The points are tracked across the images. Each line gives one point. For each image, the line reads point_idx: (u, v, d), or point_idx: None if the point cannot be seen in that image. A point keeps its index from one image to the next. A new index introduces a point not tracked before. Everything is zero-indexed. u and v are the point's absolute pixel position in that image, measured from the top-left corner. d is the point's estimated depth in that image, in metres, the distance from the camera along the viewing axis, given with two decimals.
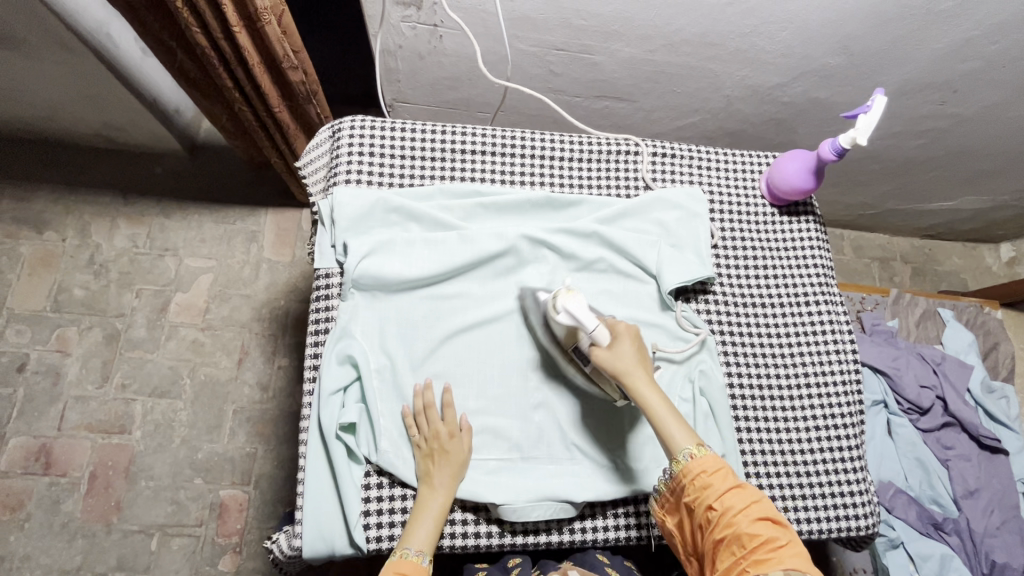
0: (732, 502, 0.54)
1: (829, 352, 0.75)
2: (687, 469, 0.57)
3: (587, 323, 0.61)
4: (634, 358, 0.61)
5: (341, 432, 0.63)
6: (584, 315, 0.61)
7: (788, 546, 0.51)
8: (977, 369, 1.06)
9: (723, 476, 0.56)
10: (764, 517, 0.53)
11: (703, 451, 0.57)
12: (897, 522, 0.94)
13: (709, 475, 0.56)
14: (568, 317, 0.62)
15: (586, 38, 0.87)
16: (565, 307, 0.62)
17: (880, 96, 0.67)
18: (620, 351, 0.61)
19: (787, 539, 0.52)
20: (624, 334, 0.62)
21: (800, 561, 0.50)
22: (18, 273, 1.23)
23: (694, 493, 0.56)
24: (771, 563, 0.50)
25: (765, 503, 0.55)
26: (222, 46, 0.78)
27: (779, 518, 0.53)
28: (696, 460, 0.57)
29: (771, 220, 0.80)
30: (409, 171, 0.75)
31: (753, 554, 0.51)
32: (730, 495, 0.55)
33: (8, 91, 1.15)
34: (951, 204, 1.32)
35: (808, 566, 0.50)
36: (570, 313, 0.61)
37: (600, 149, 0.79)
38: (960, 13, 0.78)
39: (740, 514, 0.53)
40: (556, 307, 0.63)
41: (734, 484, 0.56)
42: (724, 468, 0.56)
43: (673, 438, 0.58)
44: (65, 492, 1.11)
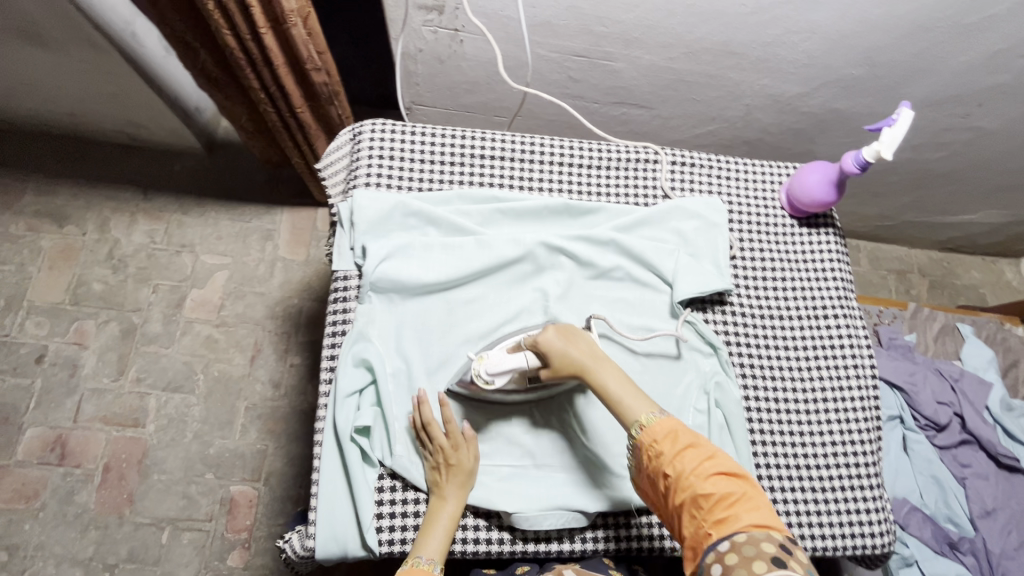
0: (685, 465, 0.54)
1: (847, 366, 0.75)
2: (641, 442, 0.57)
3: (517, 363, 0.61)
4: (566, 352, 0.60)
5: (356, 434, 0.64)
6: (507, 361, 0.62)
7: (744, 501, 0.52)
8: (996, 387, 1.05)
9: (673, 439, 0.56)
10: (717, 473, 0.53)
11: (652, 420, 0.57)
12: (912, 540, 0.93)
13: (661, 441, 0.56)
14: (501, 376, 0.62)
15: (606, 45, 0.86)
16: (489, 372, 0.62)
17: (907, 109, 0.67)
18: (555, 357, 0.60)
19: (742, 492, 0.53)
20: (549, 337, 0.61)
21: (756, 514, 0.51)
22: (39, 266, 1.25)
23: (649, 461, 0.56)
24: (729, 522, 0.51)
25: (719, 458, 0.55)
26: (250, 47, 0.79)
27: (732, 471, 0.54)
28: (646, 431, 0.57)
29: (791, 231, 0.80)
30: (427, 175, 0.75)
31: (711, 515, 0.51)
32: (682, 457, 0.54)
33: (34, 87, 1.17)
34: (972, 218, 1.30)
35: (764, 517, 0.51)
36: (498, 373, 0.62)
37: (619, 157, 0.79)
38: (990, 25, 0.77)
39: (693, 476, 0.53)
40: (485, 380, 0.62)
41: (685, 443, 0.55)
42: (675, 429, 0.56)
43: (625, 418, 0.59)
44: (79, 483, 1.12)
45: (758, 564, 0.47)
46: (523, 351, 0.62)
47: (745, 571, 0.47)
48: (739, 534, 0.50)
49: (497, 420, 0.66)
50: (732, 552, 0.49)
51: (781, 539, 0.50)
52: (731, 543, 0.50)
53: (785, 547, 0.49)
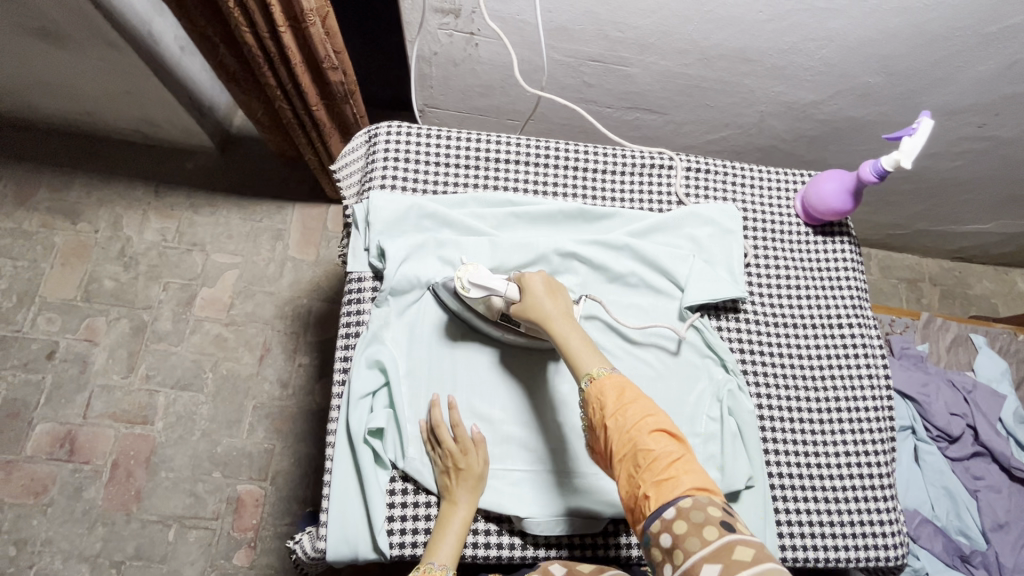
0: (626, 421, 0.52)
1: (861, 375, 0.74)
2: (588, 394, 0.55)
3: (496, 286, 0.62)
4: (541, 299, 0.60)
5: (368, 436, 0.64)
6: (490, 281, 0.62)
7: (685, 462, 0.51)
8: (1009, 399, 1.04)
9: (618, 393, 0.54)
10: (658, 431, 0.52)
11: (602, 374, 0.56)
12: (923, 552, 0.92)
13: (606, 394, 0.54)
14: (477, 289, 0.62)
15: (621, 50, 0.86)
16: (470, 280, 0.63)
17: (927, 119, 0.66)
18: (529, 294, 0.61)
19: (683, 453, 0.51)
20: (532, 279, 0.62)
21: (697, 476, 0.50)
22: (52, 263, 1.25)
23: (594, 414, 0.55)
24: (670, 484, 0.49)
25: (660, 416, 0.53)
26: (268, 44, 0.79)
27: (673, 430, 0.52)
28: (594, 384, 0.55)
29: (806, 239, 0.79)
30: (442, 178, 0.75)
31: (652, 477, 0.50)
32: (624, 413, 0.53)
33: (50, 85, 1.18)
34: (985, 227, 1.29)
35: (704, 479, 0.50)
36: (477, 283, 0.62)
37: (635, 162, 0.79)
38: (1009, 35, 0.76)
39: (634, 433, 0.52)
40: (465, 286, 0.63)
41: (627, 399, 0.54)
42: (622, 384, 0.55)
43: (576, 368, 0.57)
44: (88, 479, 1.13)
45: (707, 531, 0.46)
46: (508, 280, 0.63)
47: (696, 539, 0.46)
48: (684, 498, 0.48)
49: (473, 339, 0.68)
50: (679, 518, 0.47)
51: (721, 501, 0.49)
52: (676, 509, 0.48)
53: (727, 509, 0.49)
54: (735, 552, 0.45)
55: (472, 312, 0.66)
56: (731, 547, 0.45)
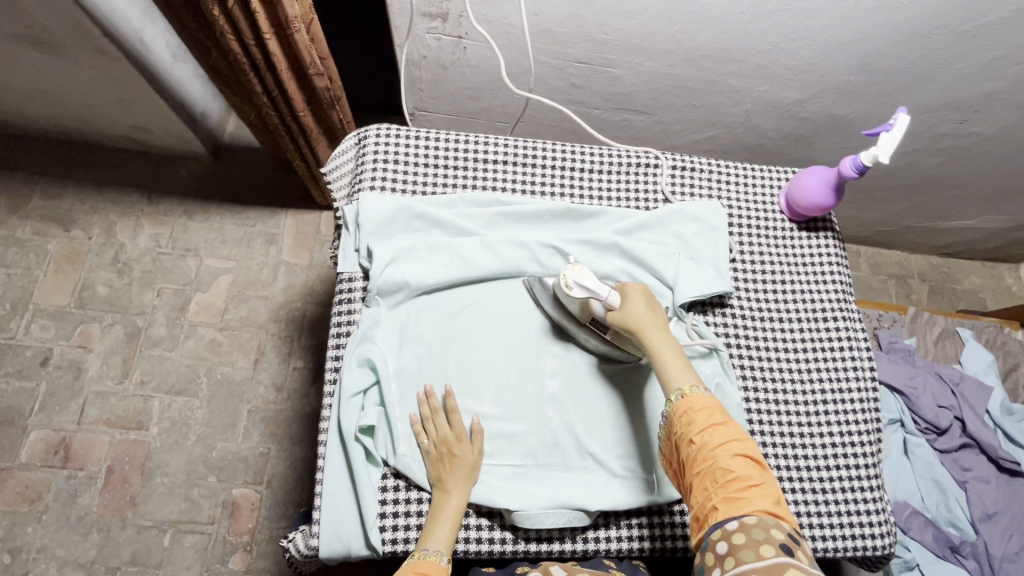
0: (711, 439, 0.54)
1: (847, 368, 0.75)
2: (677, 407, 0.57)
3: (600, 291, 0.62)
4: (645, 311, 0.62)
5: (360, 433, 0.64)
6: (596, 285, 0.62)
7: (761, 486, 0.52)
8: (996, 391, 1.05)
9: (708, 413, 0.55)
10: (741, 455, 0.53)
11: (695, 391, 0.57)
12: (913, 543, 0.93)
13: (696, 412, 0.56)
14: (581, 291, 0.62)
15: (607, 52, 0.88)
16: (576, 281, 0.62)
17: (903, 114, 0.67)
18: (629, 305, 0.63)
19: (762, 479, 0.52)
20: (635, 292, 0.63)
21: (770, 502, 0.51)
22: (45, 270, 1.26)
23: (679, 428, 0.56)
24: (741, 502, 0.51)
25: (748, 442, 0.55)
26: (253, 51, 0.81)
27: (759, 458, 0.54)
28: (686, 399, 0.56)
29: (790, 235, 0.80)
30: (431, 180, 0.76)
31: (725, 492, 0.52)
32: (711, 432, 0.54)
33: (43, 94, 1.19)
34: (971, 223, 1.31)
35: (777, 506, 0.51)
36: (582, 286, 0.62)
37: (620, 161, 0.80)
38: (985, 32, 0.78)
39: (716, 451, 0.53)
40: (568, 285, 0.62)
41: (717, 420, 0.55)
42: (713, 406, 0.56)
43: (667, 383, 0.59)
44: (82, 486, 1.13)
45: (764, 548, 0.47)
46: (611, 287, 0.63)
47: (751, 552, 0.48)
48: (750, 516, 0.50)
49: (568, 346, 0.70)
50: (740, 532, 0.49)
51: (790, 529, 0.50)
52: (740, 523, 0.50)
53: (794, 536, 0.49)
54: (787, 573, 0.45)
55: (568, 317, 0.68)
56: (784, 567, 0.46)
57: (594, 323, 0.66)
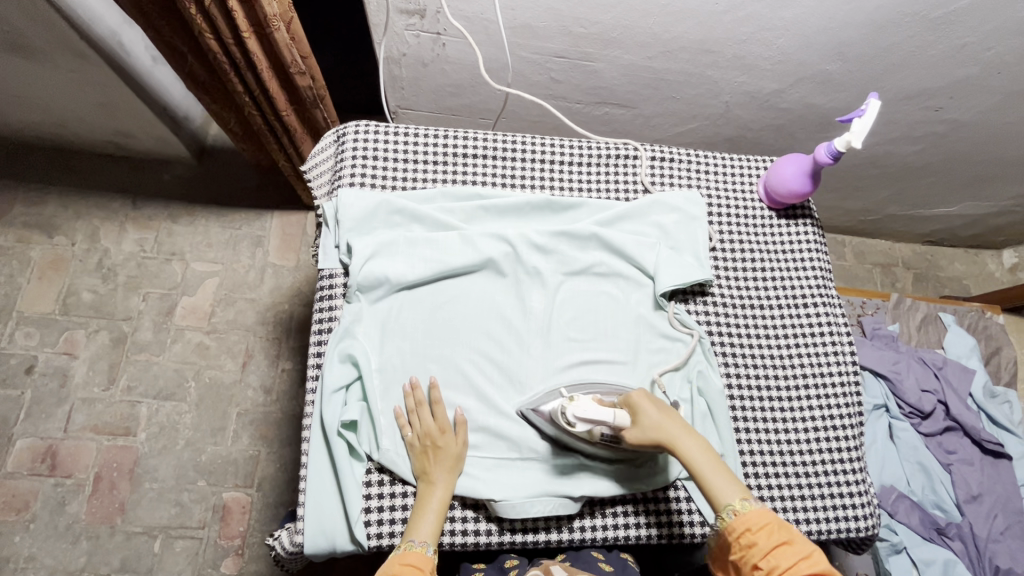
0: (777, 562, 0.52)
1: (828, 353, 0.76)
2: (732, 528, 0.55)
3: (604, 418, 0.58)
4: (662, 422, 0.58)
5: (343, 429, 0.64)
6: (598, 414, 0.58)
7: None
8: (978, 373, 1.07)
9: (768, 531, 0.54)
10: (812, 574, 0.51)
11: (746, 507, 0.55)
12: (900, 527, 0.94)
13: (755, 532, 0.54)
14: (584, 423, 0.59)
15: (586, 45, 0.88)
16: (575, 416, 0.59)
17: (875, 100, 0.68)
18: (646, 420, 0.58)
19: None
20: (642, 401, 0.59)
21: None
22: (28, 277, 1.25)
23: (740, 551, 0.54)
24: None
25: (816, 556, 0.52)
26: (233, 51, 0.80)
27: (829, 572, 0.52)
28: (740, 518, 0.55)
29: (769, 223, 0.81)
30: (411, 175, 0.76)
31: None
32: (777, 553, 0.53)
33: (22, 99, 1.18)
34: (953, 210, 1.32)
35: None
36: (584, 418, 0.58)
37: (600, 153, 0.80)
38: (955, 19, 0.79)
39: (785, 574, 0.52)
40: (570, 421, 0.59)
41: (780, 538, 0.53)
42: (770, 523, 0.54)
43: (715, 499, 0.56)
44: (71, 493, 1.12)
45: None
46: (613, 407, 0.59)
47: None
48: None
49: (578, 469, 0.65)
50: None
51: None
52: None
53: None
54: None
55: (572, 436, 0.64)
56: None
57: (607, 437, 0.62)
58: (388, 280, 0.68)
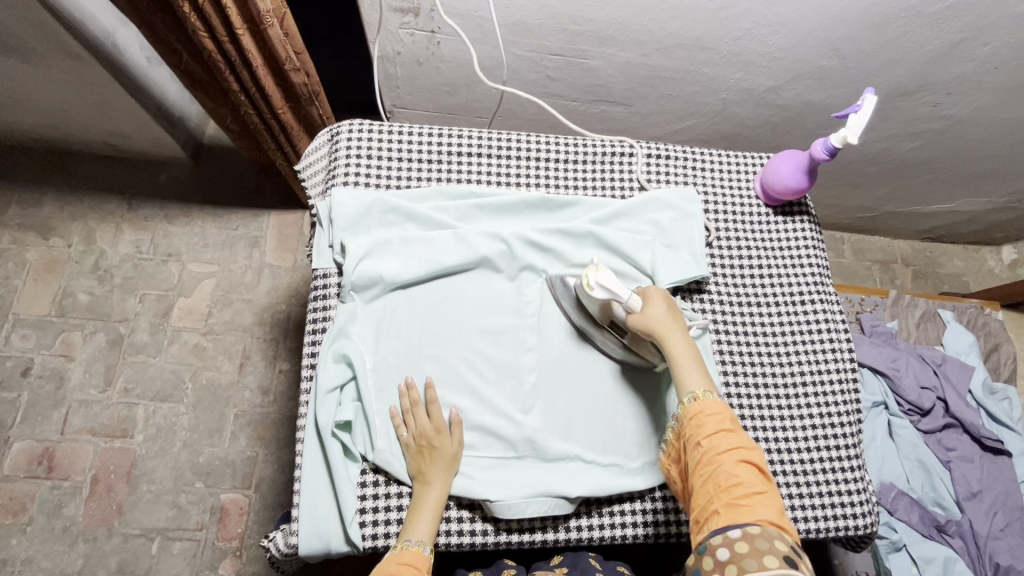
0: (718, 444, 0.54)
1: (825, 351, 0.75)
2: (687, 410, 0.57)
3: (621, 293, 0.63)
4: (662, 316, 0.62)
5: (337, 429, 0.64)
6: (617, 286, 0.63)
7: (765, 494, 0.51)
8: (977, 370, 1.06)
9: (718, 418, 0.55)
10: (748, 463, 0.53)
11: (708, 396, 0.57)
12: (900, 525, 0.94)
13: (706, 417, 0.55)
14: (602, 291, 0.63)
15: (582, 43, 0.88)
16: (598, 281, 0.63)
17: (870, 94, 0.67)
18: (649, 308, 0.62)
19: (766, 488, 0.52)
20: (655, 296, 0.63)
21: (772, 511, 0.50)
22: (24, 279, 1.24)
23: (688, 430, 0.56)
24: (744, 510, 0.50)
25: (756, 451, 0.54)
26: (227, 49, 0.80)
27: (766, 467, 0.53)
28: (698, 402, 0.56)
29: (766, 220, 0.81)
30: (405, 174, 0.76)
31: (727, 498, 0.51)
32: (720, 437, 0.54)
33: (16, 100, 1.18)
34: (952, 206, 1.32)
35: (780, 517, 0.50)
36: (604, 285, 0.63)
37: (595, 150, 0.80)
38: (951, 14, 0.78)
39: (724, 456, 0.53)
40: (590, 284, 0.63)
41: (726, 427, 0.55)
42: (723, 413, 0.56)
43: (679, 385, 0.58)
44: (67, 495, 1.12)
45: (767, 559, 0.46)
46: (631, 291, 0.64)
47: (754, 561, 0.46)
48: (753, 524, 0.49)
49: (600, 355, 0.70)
50: (744, 540, 0.48)
51: (791, 541, 0.49)
52: (743, 532, 0.49)
53: (796, 549, 0.48)
54: None
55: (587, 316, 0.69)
56: None
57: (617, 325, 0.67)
58: (383, 280, 0.68)
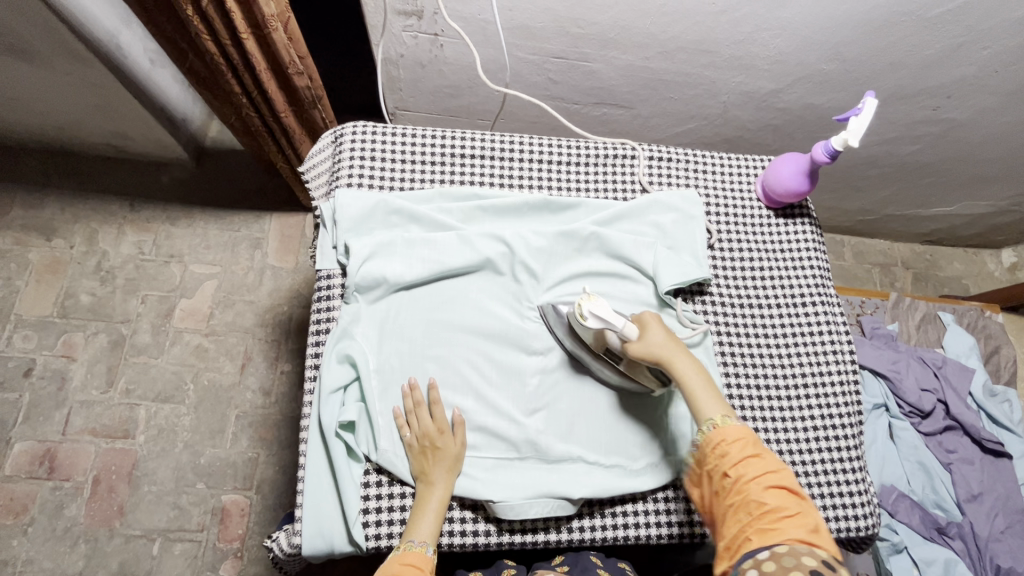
0: (744, 471, 0.55)
1: (826, 353, 0.76)
2: (709, 439, 0.57)
3: (615, 322, 0.62)
4: (664, 342, 0.61)
5: (341, 430, 0.64)
6: (610, 314, 0.62)
7: (796, 515, 0.51)
8: (978, 372, 1.07)
9: (742, 444, 0.56)
10: (776, 486, 0.53)
11: (726, 421, 0.57)
12: (901, 527, 0.94)
13: (729, 443, 0.56)
14: (596, 320, 0.63)
15: (584, 46, 0.88)
16: (591, 310, 0.63)
17: (872, 98, 0.68)
18: (648, 335, 0.62)
19: (797, 509, 0.52)
20: (651, 321, 0.63)
21: (803, 531, 0.50)
22: (26, 280, 1.24)
23: (713, 460, 0.57)
24: (773, 532, 0.50)
25: (783, 475, 0.55)
26: (231, 51, 0.80)
27: (796, 490, 0.54)
28: (718, 430, 0.57)
29: (767, 222, 0.81)
30: (408, 176, 0.76)
31: (757, 523, 0.52)
32: (747, 464, 0.55)
33: (19, 102, 1.18)
34: (952, 209, 1.32)
35: (814, 536, 0.50)
36: (598, 314, 0.63)
37: (597, 153, 0.80)
38: (951, 18, 0.79)
39: (750, 482, 0.54)
40: (583, 314, 0.63)
41: (751, 452, 0.56)
42: (744, 437, 0.57)
43: (698, 413, 0.59)
44: (69, 496, 1.12)
45: (793, 574, 0.46)
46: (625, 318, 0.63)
47: None
48: (782, 544, 0.49)
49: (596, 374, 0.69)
50: (771, 559, 0.48)
51: (825, 556, 0.48)
52: (770, 552, 0.49)
53: (829, 561, 0.47)
54: None
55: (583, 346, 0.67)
56: None
57: (611, 354, 0.66)
58: (386, 281, 0.68)
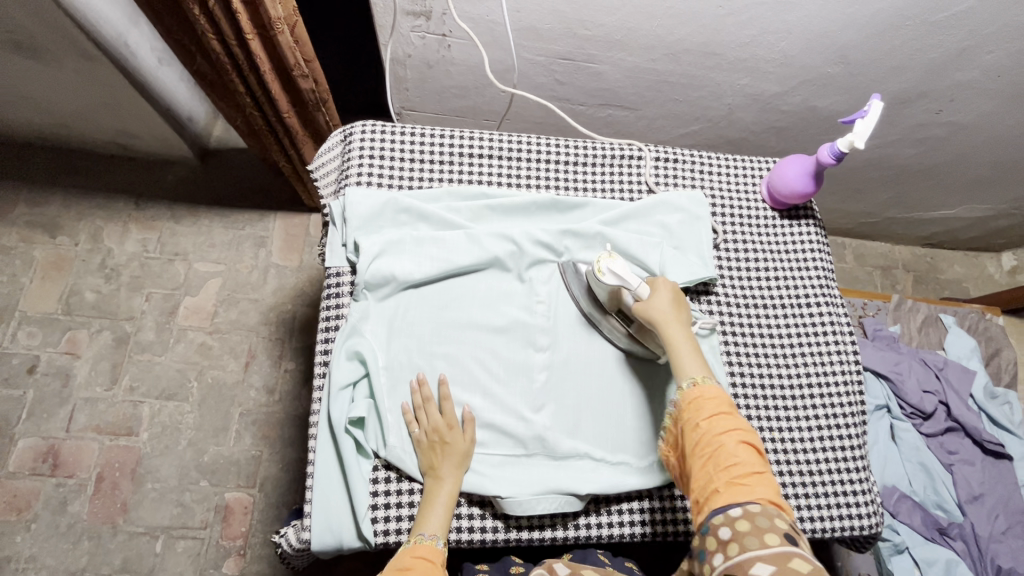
0: (717, 427, 0.55)
1: (831, 352, 0.76)
2: (686, 395, 0.57)
3: (632, 281, 0.65)
4: (667, 306, 0.63)
5: (350, 426, 0.64)
6: (628, 274, 0.65)
7: (763, 474, 0.52)
8: (979, 374, 1.07)
9: (717, 402, 0.56)
10: (746, 443, 0.54)
11: (706, 381, 0.58)
12: (903, 527, 0.95)
13: (705, 400, 0.56)
14: (613, 276, 0.65)
15: (590, 47, 0.89)
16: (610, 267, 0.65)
17: (877, 101, 0.69)
18: (655, 297, 0.64)
19: (763, 469, 0.53)
20: (663, 285, 0.65)
21: (770, 491, 0.51)
22: (31, 277, 1.25)
23: (686, 413, 0.57)
24: (744, 489, 0.51)
25: (752, 432, 0.55)
26: (237, 52, 0.81)
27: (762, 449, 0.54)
28: (696, 387, 0.57)
29: (772, 223, 0.82)
30: (417, 175, 0.76)
31: (728, 478, 0.52)
32: (720, 420, 0.55)
33: (26, 99, 1.19)
34: (953, 212, 1.33)
35: (777, 495, 0.51)
36: (615, 271, 0.65)
37: (603, 154, 0.81)
38: (955, 22, 0.79)
39: (723, 438, 0.54)
40: (601, 270, 0.66)
41: (725, 410, 0.56)
42: (721, 397, 0.56)
43: (679, 371, 0.59)
44: (72, 493, 1.12)
45: (769, 536, 0.47)
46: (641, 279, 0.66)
47: (755, 539, 0.47)
48: (753, 503, 0.50)
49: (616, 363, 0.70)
50: (744, 518, 0.49)
51: (789, 519, 0.50)
52: (743, 511, 0.50)
53: (795, 526, 0.49)
54: (791, 560, 0.45)
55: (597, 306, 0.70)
56: (788, 555, 0.45)
57: (624, 314, 0.68)
58: (395, 279, 0.69)
